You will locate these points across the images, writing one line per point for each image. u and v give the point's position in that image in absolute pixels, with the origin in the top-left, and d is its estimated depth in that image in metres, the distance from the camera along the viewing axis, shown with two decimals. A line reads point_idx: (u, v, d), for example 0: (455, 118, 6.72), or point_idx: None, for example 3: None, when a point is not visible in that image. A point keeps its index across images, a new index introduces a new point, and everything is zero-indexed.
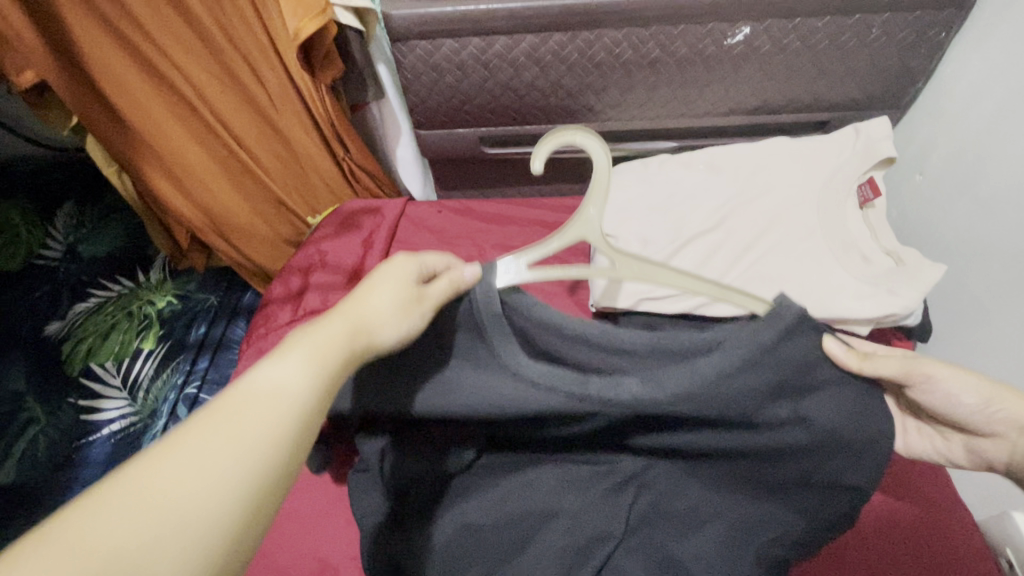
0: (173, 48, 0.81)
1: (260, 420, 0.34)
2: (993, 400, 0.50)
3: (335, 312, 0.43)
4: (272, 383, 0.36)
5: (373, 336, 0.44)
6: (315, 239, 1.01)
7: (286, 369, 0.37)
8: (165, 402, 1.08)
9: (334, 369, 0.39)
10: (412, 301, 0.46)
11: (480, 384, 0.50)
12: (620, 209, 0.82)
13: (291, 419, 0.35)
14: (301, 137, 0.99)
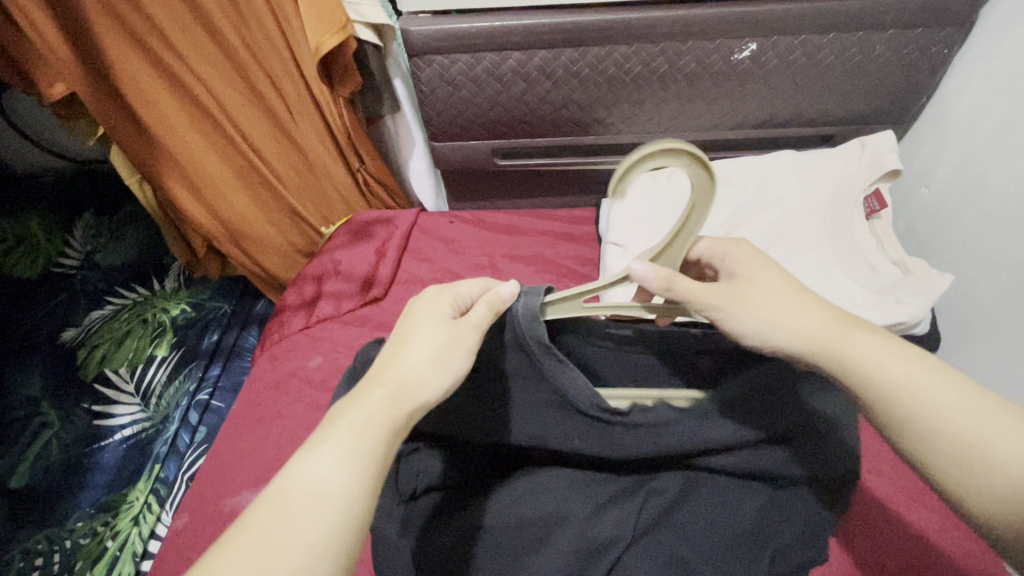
0: (200, 63, 0.85)
1: (305, 527, 0.34)
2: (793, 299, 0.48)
3: (371, 381, 0.43)
4: (311, 482, 0.36)
5: (418, 394, 0.43)
6: (329, 248, 1.04)
7: (324, 459, 0.37)
8: (177, 408, 1.09)
9: (372, 452, 0.38)
10: (452, 342, 0.46)
11: (524, 399, 0.55)
12: (629, 218, 0.84)
13: (336, 516, 0.35)
14: (318, 150, 1.02)
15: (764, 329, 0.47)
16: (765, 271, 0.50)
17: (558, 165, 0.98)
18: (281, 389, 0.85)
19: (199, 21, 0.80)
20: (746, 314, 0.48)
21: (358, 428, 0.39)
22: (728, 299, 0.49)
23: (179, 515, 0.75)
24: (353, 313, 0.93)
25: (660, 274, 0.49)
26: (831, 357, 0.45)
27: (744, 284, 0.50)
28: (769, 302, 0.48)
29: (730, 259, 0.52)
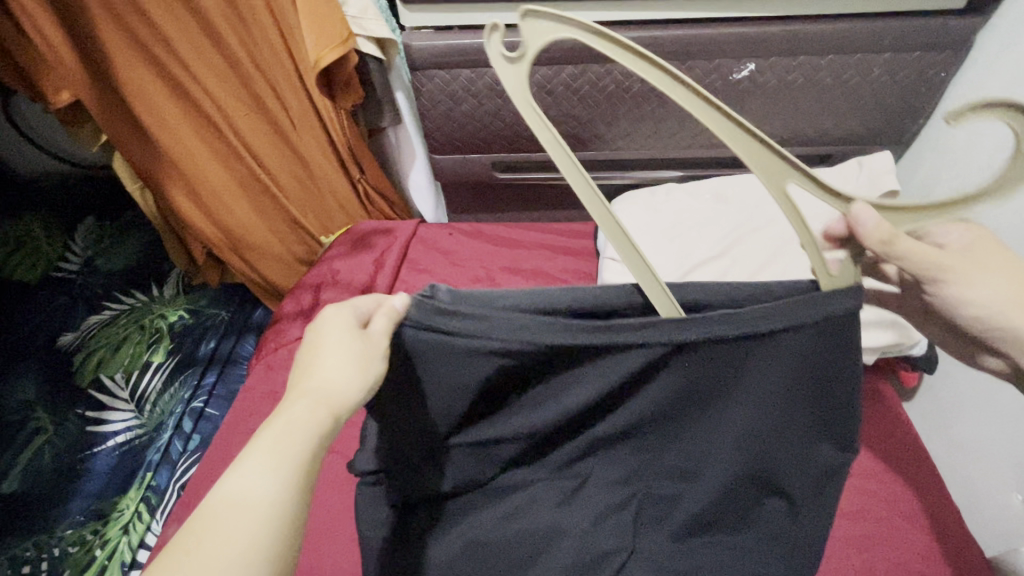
0: (205, 73, 0.86)
1: (234, 538, 0.35)
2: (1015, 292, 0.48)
3: (291, 396, 0.43)
4: (241, 494, 0.36)
5: (335, 403, 0.42)
6: (327, 258, 1.04)
7: (252, 471, 0.37)
8: (172, 415, 1.09)
9: (297, 465, 0.39)
10: (362, 351, 0.44)
11: (458, 362, 0.46)
12: (627, 234, 0.85)
13: (268, 527, 0.36)
14: (320, 160, 1.02)
15: (1004, 307, 0.48)
16: (1003, 259, 0.48)
17: (557, 180, 0.99)
18: (275, 398, 0.85)
19: (206, 33, 0.82)
20: (983, 288, 0.48)
21: (282, 443, 0.39)
22: (959, 266, 0.47)
23: (168, 525, 0.74)
24: None
25: (881, 231, 0.40)
26: None
27: (983, 262, 0.47)
28: (1008, 284, 0.48)
29: (964, 235, 0.48)
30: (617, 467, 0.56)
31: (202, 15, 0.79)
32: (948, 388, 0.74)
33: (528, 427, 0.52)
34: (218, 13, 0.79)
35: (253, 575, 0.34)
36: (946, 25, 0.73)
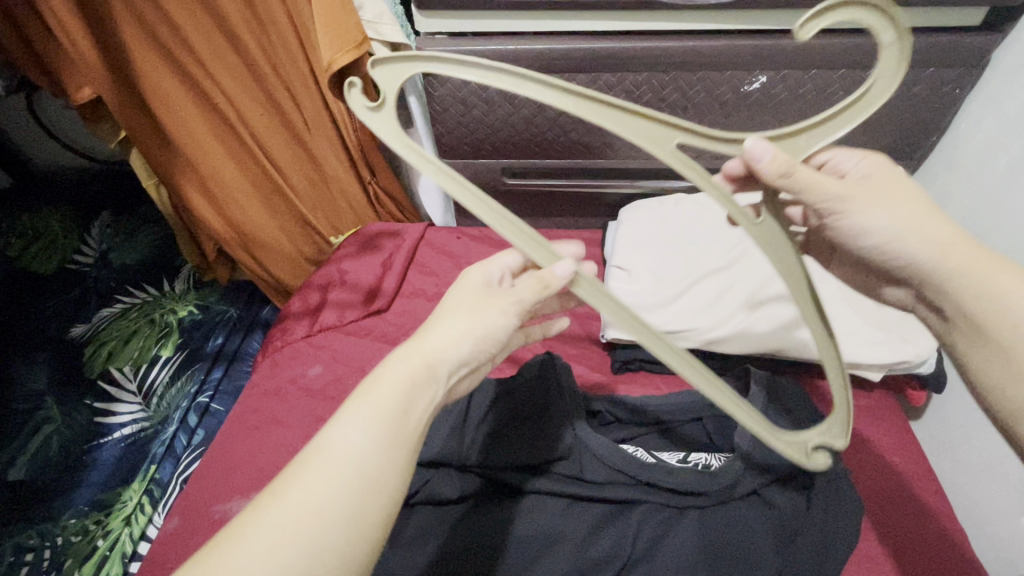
0: (222, 73, 0.87)
1: (329, 487, 0.37)
2: (914, 228, 0.47)
3: (403, 350, 0.46)
4: (339, 449, 0.39)
5: (442, 360, 0.45)
6: (337, 257, 1.05)
7: (351, 424, 0.40)
8: (177, 409, 1.10)
9: (396, 418, 0.41)
10: (490, 301, 0.48)
11: (546, 437, 0.64)
12: (635, 242, 0.85)
13: (357, 482, 0.38)
14: (331, 160, 1.03)
15: (898, 235, 0.47)
16: (893, 186, 0.49)
17: (566, 186, 0.99)
18: (278, 395, 0.86)
19: (223, 32, 0.83)
20: (879, 216, 0.47)
21: (387, 399, 0.42)
22: (855, 195, 0.48)
23: (171, 517, 0.75)
24: (355, 322, 0.94)
25: (778, 164, 0.43)
26: (963, 278, 0.46)
27: (874, 190, 0.48)
28: (899, 211, 0.47)
29: (865, 169, 0.52)
30: (601, 508, 0.61)
31: (221, 15, 0.80)
32: (957, 408, 0.73)
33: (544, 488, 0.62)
34: (237, 14, 0.80)
35: (341, 521, 0.37)
36: (960, 41, 0.73)
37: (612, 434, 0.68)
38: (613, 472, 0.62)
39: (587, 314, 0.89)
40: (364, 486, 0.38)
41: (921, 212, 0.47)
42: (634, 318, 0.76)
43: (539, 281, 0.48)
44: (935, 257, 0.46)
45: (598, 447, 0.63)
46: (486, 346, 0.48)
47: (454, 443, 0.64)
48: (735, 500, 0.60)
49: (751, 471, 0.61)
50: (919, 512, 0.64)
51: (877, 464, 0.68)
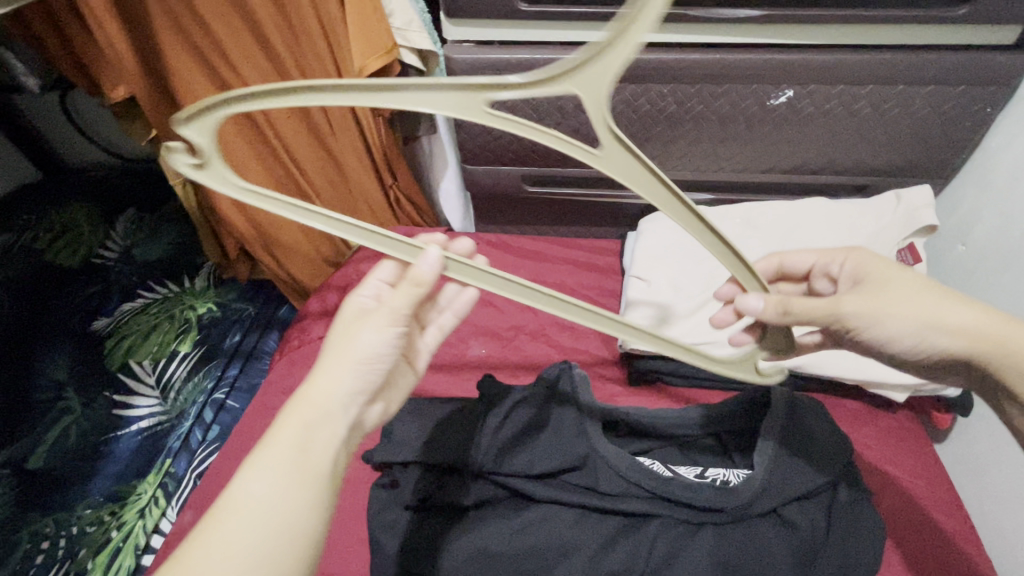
0: (252, 76, 0.88)
1: (236, 544, 0.41)
2: (930, 320, 0.48)
3: (299, 397, 0.47)
4: (248, 503, 0.42)
5: (332, 400, 0.47)
6: (355, 260, 1.06)
7: (255, 480, 0.43)
8: (193, 404, 1.12)
9: (299, 469, 0.44)
10: (366, 325, 0.50)
11: (559, 447, 0.63)
12: (655, 253, 0.85)
13: (267, 533, 0.42)
14: (353, 165, 1.04)
15: (920, 334, 0.49)
16: (892, 271, 0.52)
17: (587, 196, 0.99)
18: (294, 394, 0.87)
19: (255, 36, 0.84)
20: (896, 323, 0.49)
21: (286, 447, 0.45)
22: (872, 308, 0.50)
23: (185, 511, 0.76)
24: None
25: (771, 303, 0.49)
26: (997, 354, 0.46)
27: (875, 288, 0.51)
28: (913, 305, 0.49)
29: (857, 267, 0.54)
30: (616, 520, 0.60)
31: (253, 18, 0.82)
32: (985, 430, 0.71)
33: (558, 497, 0.61)
34: (270, 19, 0.82)
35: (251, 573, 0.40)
36: (992, 60, 0.72)
37: (628, 445, 0.67)
38: (628, 485, 0.62)
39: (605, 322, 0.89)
40: (273, 532, 0.42)
41: (939, 301, 0.49)
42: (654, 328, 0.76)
43: (411, 284, 0.49)
44: (967, 347, 0.47)
45: (616, 461, 0.63)
46: (377, 369, 0.50)
47: (470, 448, 0.64)
48: (757, 520, 0.58)
49: (771, 488, 0.59)
50: (938, 527, 0.64)
51: (896, 479, 0.67)
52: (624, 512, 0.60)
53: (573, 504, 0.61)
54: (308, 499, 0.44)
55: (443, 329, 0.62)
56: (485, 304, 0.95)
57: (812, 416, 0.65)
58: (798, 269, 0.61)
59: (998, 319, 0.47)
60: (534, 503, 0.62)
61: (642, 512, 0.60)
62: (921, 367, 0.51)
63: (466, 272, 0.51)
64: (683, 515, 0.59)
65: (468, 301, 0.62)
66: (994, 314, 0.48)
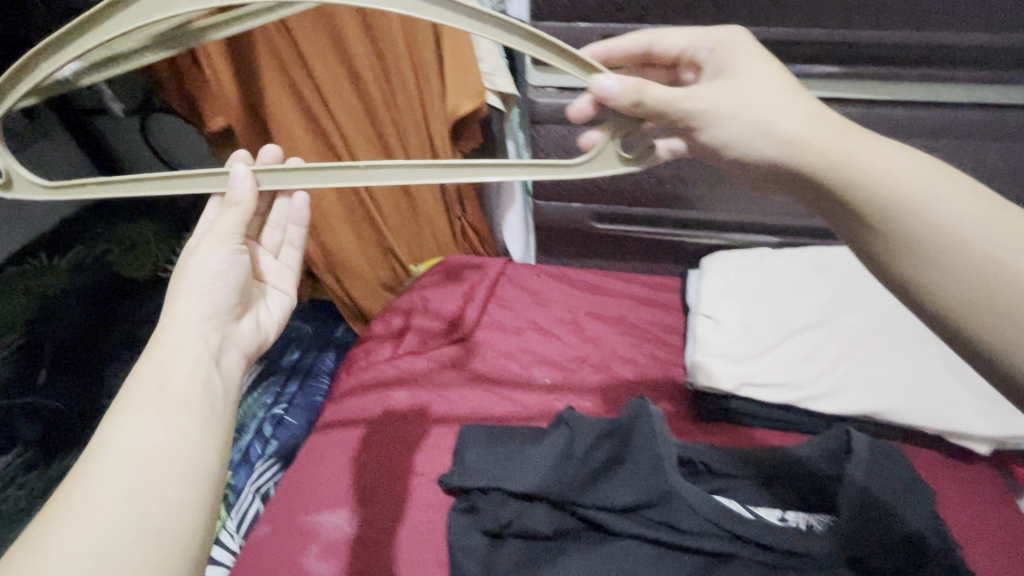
0: (339, 110, 0.93)
1: (120, 468, 0.44)
2: (759, 121, 0.47)
3: (153, 347, 0.53)
4: (125, 437, 0.46)
5: (183, 331, 0.54)
6: (419, 286, 1.09)
7: (128, 419, 0.47)
8: (254, 418, 1.16)
9: (169, 394, 0.49)
10: (205, 248, 0.58)
11: (636, 481, 0.65)
12: (720, 293, 0.87)
13: (155, 453, 0.45)
14: (425, 195, 1.10)
15: (753, 136, 0.47)
16: (752, 57, 0.51)
17: (650, 234, 1.01)
18: (363, 413, 0.89)
19: (348, 74, 0.90)
20: (732, 125, 0.48)
21: (146, 389, 0.49)
22: (719, 106, 0.48)
23: (261, 525, 0.77)
24: (438, 350, 0.98)
25: (626, 88, 0.47)
26: (830, 164, 0.46)
27: (733, 78, 0.50)
28: (758, 100, 0.48)
29: (724, 58, 0.52)
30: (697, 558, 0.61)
31: (349, 61, 0.88)
32: None
33: (634, 531, 0.63)
34: (366, 61, 0.88)
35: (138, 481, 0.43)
36: None
37: (703, 483, 0.68)
38: (707, 525, 0.62)
39: (669, 358, 0.91)
40: (143, 459, 0.44)
41: (785, 106, 0.48)
42: (726, 367, 0.77)
43: (230, 207, 0.58)
44: (791, 151, 0.47)
45: (693, 498, 0.63)
46: (222, 289, 0.58)
47: (551, 475, 0.65)
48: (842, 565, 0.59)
49: (855, 535, 0.59)
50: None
51: (976, 519, 0.67)
52: (704, 550, 0.61)
53: (653, 539, 0.62)
54: (180, 422, 0.48)
55: (294, 244, 0.73)
56: (547, 334, 0.97)
57: (892, 465, 0.64)
58: (668, 53, 0.57)
59: (821, 122, 0.47)
60: (613, 535, 0.63)
61: (722, 552, 0.61)
62: (762, 179, 0.51)
63: (278, 180, 0.59)
64: (763, 558, 0.60)
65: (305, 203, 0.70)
66: (827, 121, 0.47)
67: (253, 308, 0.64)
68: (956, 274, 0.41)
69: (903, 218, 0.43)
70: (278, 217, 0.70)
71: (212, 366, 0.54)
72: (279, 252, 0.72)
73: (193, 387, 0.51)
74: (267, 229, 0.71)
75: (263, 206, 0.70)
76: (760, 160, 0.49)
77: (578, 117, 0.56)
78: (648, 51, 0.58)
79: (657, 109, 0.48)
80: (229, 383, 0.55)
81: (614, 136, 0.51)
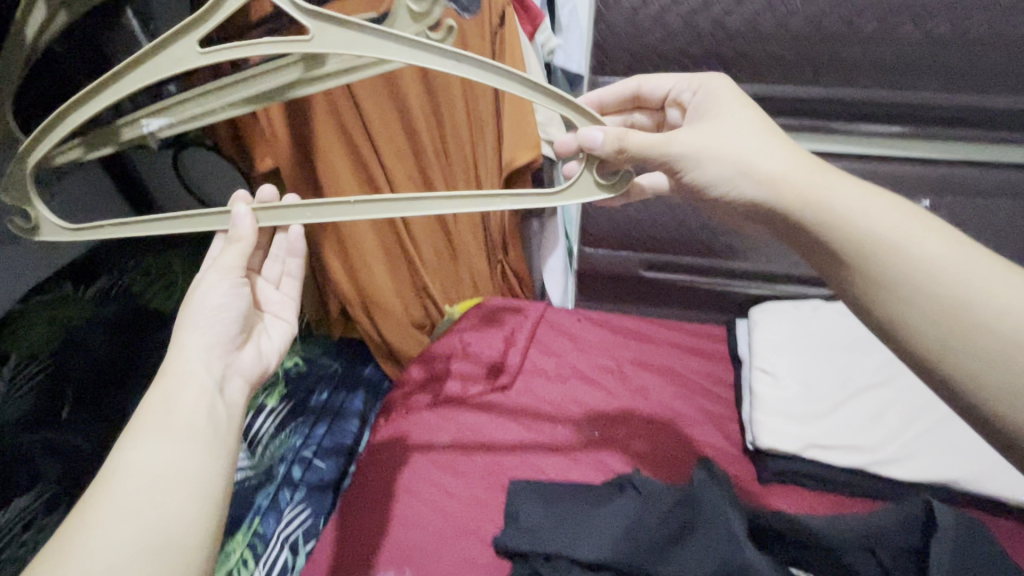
0: (389, 155, 0.92)
1: (129, 496, 0.43)
2: (739, 169, 0.50)
3: (159, 375, 0.51)
4: (135, 464, 0.45)
5: (186, 360, 0.52)
6: (457, 329, 1.06)
7: (137, 446, 0.46)
8: (282, 461, 1.11)
9: (176, 423, 0.48)
10: (211, 279, 0.56)
11: (706, 556, 0.60)
12: (778, 347, 0.85)
13: (168, 482, 0.44)
14: (468, 241, 1.09)
15: (734, 178, 0.50)
16: (733, 103, 0.56)
17: (699, 283, 1.00)
18: (406, 463, 0.86)
19: (402, 124, 0.91)
20: (715, 168, 0.51)
21: (155, 415, 0.48)
22: (702, 151, 0.51)
23: None
24: (480, 397, 0.95)
25: (610, 137, 0.48)
26: (812, 207, 0.48)
27: (714, 122, 0.54)
28: (736, 143, 0.51)
29: (708, 101, 0.57)
30: None
31: (406, 113, 0.89)
32: None
33: None
34: (421, 110, 0.89)
35: (150, 508, 0.43)
36: None
37: (780, 556, 0.65)
38: None
39: (722, 412, 0.89)
40: (154, 486, 0.44)
41: (767, 149, 0.51)
42: (791, 428, 0.75)
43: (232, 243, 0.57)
44: (769, 193, 0.49)
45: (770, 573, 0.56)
46: (224, 319, 0.56)
47: (620, 544, 0.63)
48: None
49: None
50: None
51: None
52: None
53: None
54: (185, 450, 0.46)
55: (294, 274, 0.69)
56: (594, 384, 0.95)
57: (980, 544, 0.61)
58: (655, 94, 0.65)
59: (799, 165, 0.49)
60: None
61: None
62: (752, 218, 0.53)
63: (278, 219, 0.58)
64: None
65: (300, 237, 0.66)
66: (805, 163, 0.50)
67: (254, 335, 0.62)
68: (922, 311, 0.43)
69: (877, 256, 0.45)
70: (278, 250, 0.68)
71: (217, 393, 0.52)
72: (281, 283, 0.69)
73: (196, 414, 0.49)
74: (267, 262, 0.68)
75: (264, 241, 0.68)
76: (741, 200, 0.51)
77: (564, 152, 0.57)
78: (638, 92, 0.66)
79: (643, 153, 0.51)
80: (234, 410, 0.53)
81: (592, 166, 0.51)
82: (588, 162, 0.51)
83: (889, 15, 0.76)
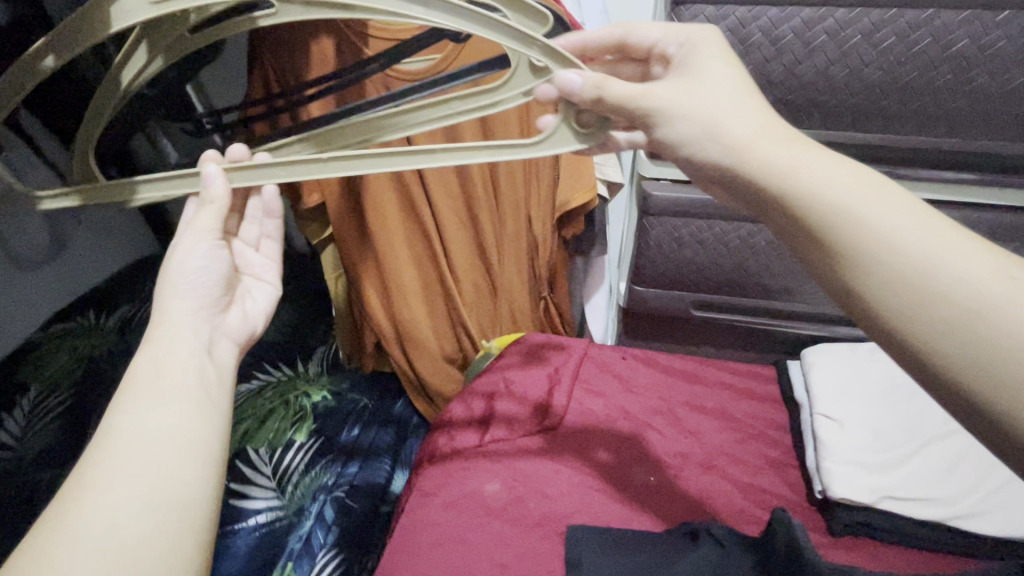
0: (440, 194, 0.93)
1: (126, 457, 0.44)
2: (709, 127, 0.50)
3: (145, 342, 0.52)
4: (127, 427, 0.45)
5: (171, 324, 0.53)
6: (498, 366, 1.03)
7: (129, 410, 0.46)
8: (315, 501, 1.07)
9: (167, 387, 0.49)
10: (189, 243, 0.56)
11: None
12: (843, 392, 0.83)
13: (163, 444, 0.45)
14: (511, 275, 1.07)
15: (702, 135, 0.50)
16: (714, 55, 0.53)
17: (749, 325, 1.00)
18: (456, 506, 0.83)
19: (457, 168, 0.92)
20: (680, 124, 0.51)
21: (143, 379, 0.49)
22: (675, 104, 0.51)
23: None
24: (525, 438, 0.92)
25: (588, 82, 0.50)
26: (782, 165, 0.46)
27: (692, 78, 0.53)
28: (708, 101, 0.50)
29: (690, 53, 0.55)
30: None
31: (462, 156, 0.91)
32: None
33: None
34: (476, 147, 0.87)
35: (148, 468, 0.44)
36: None
37: None
38: None
39: (780, 456, 0.88)
40: (148, 446, 0.45)
41: (744, 108, 0.50)
42: (865, 477, 0.73)
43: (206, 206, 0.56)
44: (733, 157, 0.49)
45: None
46: (205, 282, 0.57)
47: None
48: None
49: None
50: None
51: None
52: None
53: None
54: (177, 410, 0.48)
55: (273, 235, 0.68)
56: (645, 425, 0.93)
57: None
58: (641, 43, 0.59)
59: (763, 127, 0.48)
60: None
61: None
62: (723, 186, 0.52)
63: (249, 177, 0.57)
64: None
65: (275, 195, 0.64)
66: (774, 129, 0.49)
67: (238, 297, 0.62)
68: (895, 295, 0.40)
69: (837, 228, 0.43)
70: (254, 212, 0.66)
71: (205, 356, 0.53)
72: (260, 245, 0.67)
73: (186, 376, 0.50)
74: (243, 224, 0.66)
75: (237, 201, 0.66)
76: (706, 161, 0.51)
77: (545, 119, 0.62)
78: (623, 40, 0.60)
79: (617, 103, 0.52)
80: (224, 372, 0.55)
81: (569, 120, 0.54)
82: (565, 113, 0.54)
83: (963, 67, 0.76)
